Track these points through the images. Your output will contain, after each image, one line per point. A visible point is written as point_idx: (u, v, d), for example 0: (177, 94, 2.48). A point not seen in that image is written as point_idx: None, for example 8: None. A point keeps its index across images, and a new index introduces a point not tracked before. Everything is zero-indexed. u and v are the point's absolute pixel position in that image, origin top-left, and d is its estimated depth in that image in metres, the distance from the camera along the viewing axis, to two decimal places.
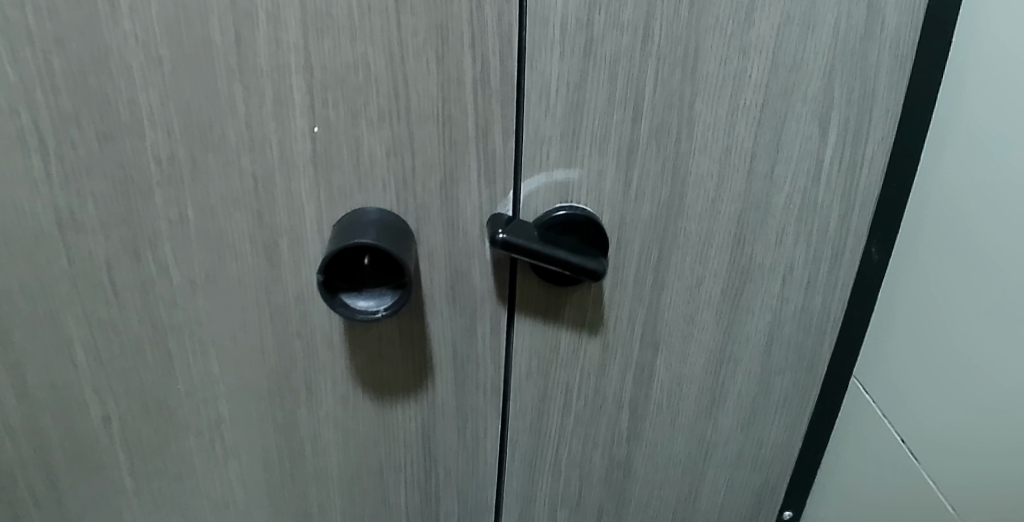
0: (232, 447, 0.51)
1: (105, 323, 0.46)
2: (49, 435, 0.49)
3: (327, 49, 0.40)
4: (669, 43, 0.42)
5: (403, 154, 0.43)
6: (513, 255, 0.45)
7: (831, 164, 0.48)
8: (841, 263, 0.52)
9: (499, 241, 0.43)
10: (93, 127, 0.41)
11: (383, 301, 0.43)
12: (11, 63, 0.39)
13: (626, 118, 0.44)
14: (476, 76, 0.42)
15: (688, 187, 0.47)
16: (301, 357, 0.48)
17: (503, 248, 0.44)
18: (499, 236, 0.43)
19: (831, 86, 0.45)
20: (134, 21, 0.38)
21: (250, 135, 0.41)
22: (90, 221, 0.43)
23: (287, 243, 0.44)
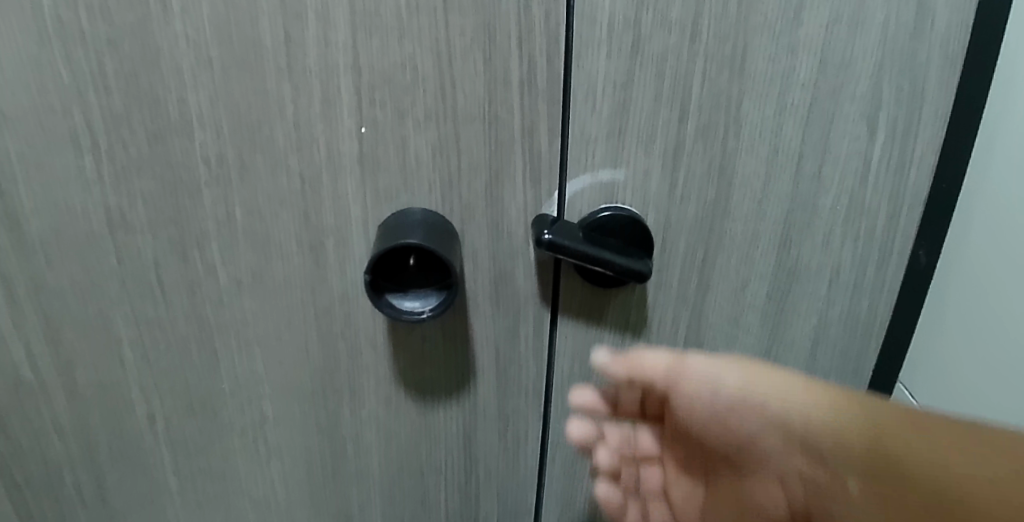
0: (275, 447, 0.51)
1: (152, 322, 0.46)
2: (96, 433, 0.49)
3: (375, 49, 0.40)
4: (717, 41, 0.42)
5: (449, 155, 0.43)
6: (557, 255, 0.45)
7: (879, 165, 0.47)
8: (888, 264, 0.51)
9: (545, 241, 0.43)
10: (144, 128, 0.41)
11: (428, 302, 0.43)
12: (65, 63, 0.39)
13: (673, 118, 0.44)
14: (523, 76, 0.42)
15: (734, 188, 0.46)
16: (344, 358, 0.48)
17: (548, 248, 0.43)
18: (545, 237, 0.43)
19: (879, 85, 0.45)
20: (186, 23, 0.38)
21: (298, 136, 0.42)
22: (139, 222, 0.43)
23: (332, 243, 0.45)
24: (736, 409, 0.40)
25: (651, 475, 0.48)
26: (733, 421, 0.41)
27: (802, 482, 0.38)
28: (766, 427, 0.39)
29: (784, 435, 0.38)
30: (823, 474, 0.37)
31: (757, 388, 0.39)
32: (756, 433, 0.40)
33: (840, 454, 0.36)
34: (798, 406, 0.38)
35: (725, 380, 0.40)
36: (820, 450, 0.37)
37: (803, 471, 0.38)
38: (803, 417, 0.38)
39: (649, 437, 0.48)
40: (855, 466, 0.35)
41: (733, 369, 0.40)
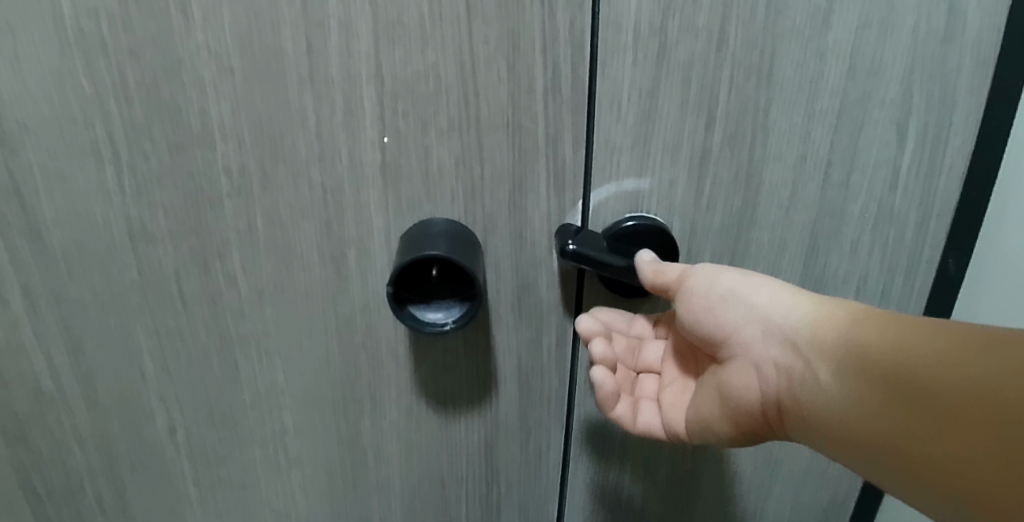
0: (296, 457, 0.51)
1: (173, 333, 0.46)
2: (117, 444, 0.49)
3: (398, 58, 0.39)
4: (744, 47, 0.41)
5: (472, 165, 0.43)
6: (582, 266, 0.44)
7: (909, 172, 0.46)
8: (916, 271, 0.50)
9: (569, 252, 0.43)
10: (166, 138, 0.41)
11: (452, 313, 0.43)
12: (86, 74, 0.39)
13: (699, 125, 0.43)
14: (547, 84, 0.41)
15: (761, 196, 0.46)
16: (365, 369, 0.48)
17: (573, 259, 0.43)
18: (569, 248, 0.43)
19: (909, 92, 0.44)
20: (207, 32, 0.38)
21: (320, 145, 0.41)
22: (161, 233, 0.43)
23: (354, 253, 0.44)
24: (737, 314, 0.39)
25: (648, 378, 0.47)
26: (734, 339, 0.40)
27: (801, 388, 0.37)
28: (767, 331, 0.39)
29: (785, 338, 0.38)
30: (823, 377, 0.36)
31: (764, 303, 0.39)
32: (756, 337, 0.39)
33: (846, 354, 0.36)
34: (809, 323, 0.37)
35: (730, 299, 0.40)
36: (830, 353, 0.36)
37: (802, 376, 0.37)
38: (809, 320, 0.37)
39: (657, 346, 0.47)
40: (866, 367, 0.35)
41: (739, 283, 0.40)
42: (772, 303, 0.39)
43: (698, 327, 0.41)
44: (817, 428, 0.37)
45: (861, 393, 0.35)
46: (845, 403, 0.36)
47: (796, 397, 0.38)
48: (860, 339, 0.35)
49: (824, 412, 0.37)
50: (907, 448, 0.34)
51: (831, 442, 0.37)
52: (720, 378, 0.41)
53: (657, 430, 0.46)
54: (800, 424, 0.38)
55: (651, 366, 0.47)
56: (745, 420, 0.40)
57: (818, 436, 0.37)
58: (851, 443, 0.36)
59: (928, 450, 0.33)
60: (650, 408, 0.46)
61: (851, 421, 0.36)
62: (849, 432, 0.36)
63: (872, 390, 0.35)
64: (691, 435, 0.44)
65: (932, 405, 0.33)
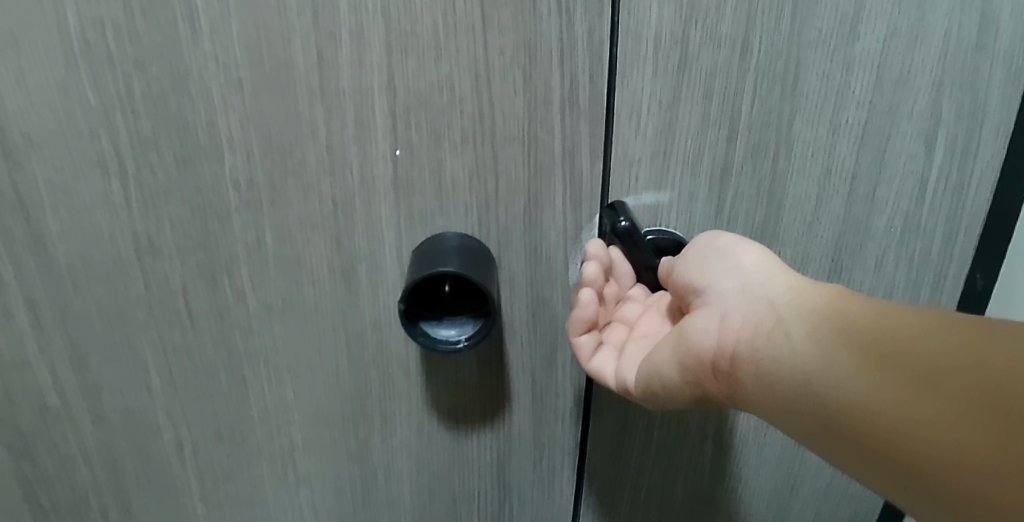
0: (305, 474, 0.50)
1: (179, 348, 0.45)
2: (123, 459, 0.48)
3: (411, 70, 0.38)
4: (769, 58, 0.40)
5: (486, 178, 0.41)
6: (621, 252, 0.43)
7: (937, 186, 0.45)
8: (942, 286, 0.49)
9: (624, 227, 0.41)
10: (173, 152, 0.40)
11: (465, 330, 0.42)
12: (91, 86, 0.38)
13: (721, 137, 0.42)
14: (564, 95, 0.39)
15: (784, 210, 0.44)
16: (376, 385, 0.47)
17: (623, 237, 0.42)
18: (623, 223, 0.41)
19: (938, 102, 0.42)
20: (215, 43, 0.37)
21: (331, 158, 0.40)
22: (167, 247, 0.42)
23: (365, 268, 0.43)
24: (720, 274, 0.36)
25: (616, 328, 0.44)
26: (708, 296, 0.36)
27: (764, 346, 0.33)
28: (744, 291, 0.35)
29: (762, 299, 0.34)
30: (792, 336, 0.32)
31: (748, 267, 0.36)
32: (728, 297, 0.36)
33: (827, 316, 0.32)
34: (796, 292, 0.34)
35: (721, 259, 0.37)
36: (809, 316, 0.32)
37: (770, 333, 0.33)
38: (793, 288, 0.34)
39: (636, 303, 0.44)
40: (845, 330, 0.31)
41: (730, 248, 0.37)
42: (755, 270, 0.36)
43: (681, 285, 0.38)
44: (772, 393, 0.33)
45: (832, 356, 0.31)
46: (812, 364, 0.31)
47: (757, 357, 0.34)
48: (845, 309, 0.32)
49: (784, 374, 0.32)
50: (872, 419, 0.30)
51: (784, 408, 0.33)
52: (677, 336, 0.37)
53: (606, 373, 0.43)
54: (752, 389, 0.34)
55: (624, 319, 0.44)
56: (695, 382, 0.37)
57: (771, 402, 0.33)
58: (808, 409, 0.32)
59: (897, 422, 0.29)
60: (608, 353, 0.43)
61: (813, 384, 0.31)
62: (806, 398, 0.32)
63: (844, 353, 0.31)
64: (638, 394, 0.40)
65: (912, 377, 0.29)
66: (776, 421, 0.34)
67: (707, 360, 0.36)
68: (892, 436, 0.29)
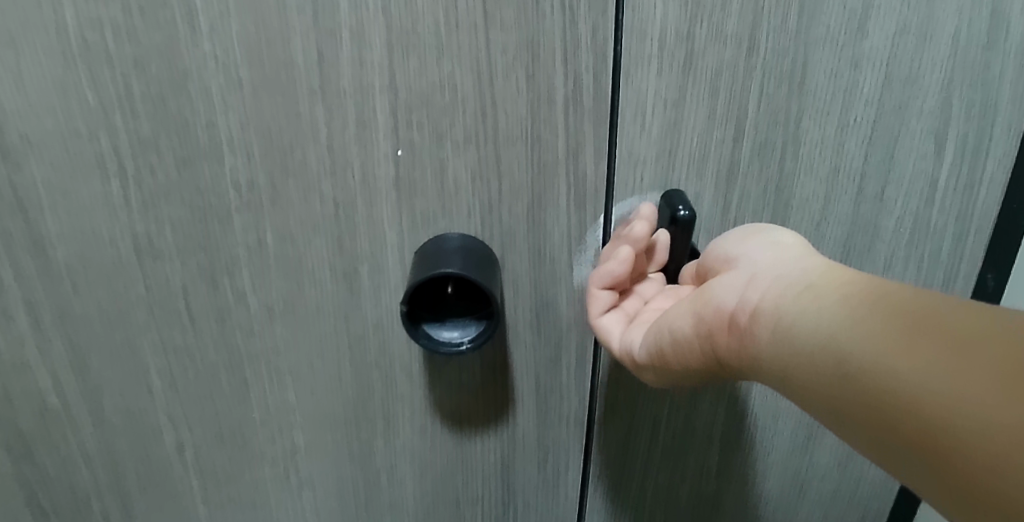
0: (307, 477, 0.49)
1: (180, 350, 0.45)
2: (124, 461, 0.48)
3: (413, 69, 0.38)
4: (776, 56, 0.39)
5: (489, 179, 0.41)
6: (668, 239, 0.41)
7: (947, 185, 0.44)
8: (952, 287, 0.48)
9: (686, 216, 0.40)
10: (173, 153, 0.39)
11: (467, 332, 0.41)
12: (90, 86, 0.38)
13: (727, 137, 0.41)
14: (568, 95, 0.39)
15: (791, 210, 0.44)
16: (378, 387, 0.46)
17: (681, 226, 0.40)
18: (684, 212, 0.40)
19: (949, 101, 0.41)
20: (214, 43, 0.36)
21: (332, 159, 0.40)
22: (168, 248, 0.42)
23: (367, 270, 0.43)
24: (757, 250, 0.36)
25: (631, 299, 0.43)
26: (739, 264, 0.36)
27: (788, 307, 0.32)
28: (776, 263, 0.35)
29: (794, 267, 0.34)
30: (818, 299, 0.31)
31: (786, 246, 0.36)
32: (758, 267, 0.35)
33: (857, 287, 0.31)
34: (830, 268, 0.33)
35: (763, 239, 0.37)
36: (839, 285, 0.32)
37: (796, 295, 0.32)
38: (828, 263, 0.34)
39: (655, 281, 0.43)
40: (875, 294, 0.30)
41: (772, 232, 0.37)
42: (793, 249, 0.35)
43: (715, 256, 0.38)
44: (789, 354, 0.32)
45: (858, 314, 0.30)
46: (835, 322, 0.30)
47: (778, 316, 0.32)
48: (878, 280, 0.31)
49: (805, 333, 0.31)
50: (893, 375, 0.28)
51: (800, 371, 0.31)
52: (697, 299, 0.36)
53: (613, 333, 0.42)
54: (770, 353, 0.33)
55: (640, 292, 0.43)
56: (709, 345, 0.36)
57: (788, 365, 0.32)
58: (826, 370, 0.30)
59: (918, 378, 0.27)
60: (618, 317, 0.42)
61: (834, 342, 0.30)
62: (821, 358, 0.30)
63: (871, 313, 0.29)
64: (645, 356, 0.39)
65: (941, 337, 0.27)
66: (792, 387, 0.32)
67: (727, 321, 0.35)
68: (911, 394, 0.27)
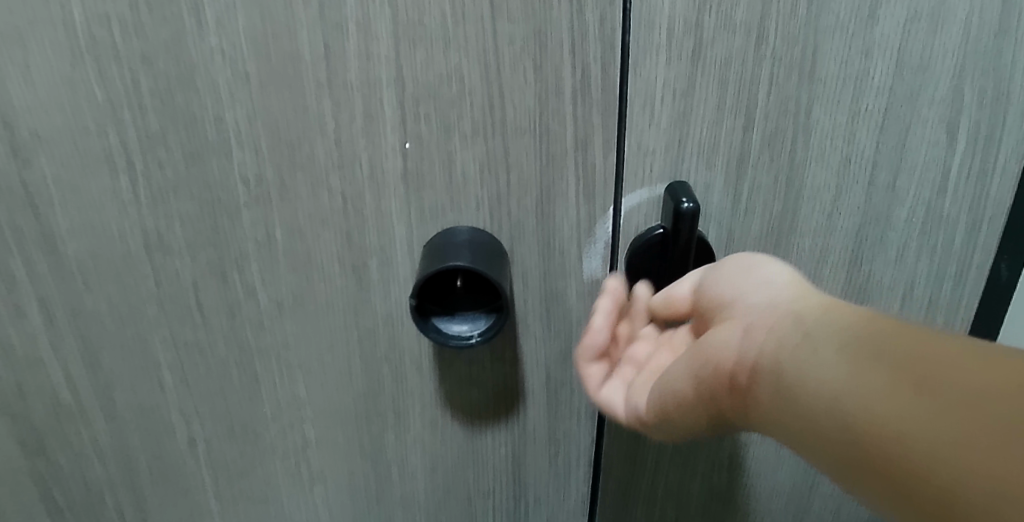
0: (318, 471, 0.49)
1: (191, 345, 0.45)
2: (137, 457, 0.48)
3: (420, 61, 0.37)
4: (786, 45, 0.39)
5: (497, 172, 0.41)
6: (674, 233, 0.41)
7: (959, 174, 0.44)
8: (966, 278, 0.47)
9: (689, 207, 0.39)
10: (181, 148, 0.39)
11: (477, 325, 0.41)
12: (98, 82, 0.38)
13: (736, 127, 0.41)
14: (576, 85, 0.39)
15: (802, 201, 0.43)
16: (389, 382, 0.46)
17: (686, 218, 0.40)
18: (687, 204, 0.39)
19: (960, 88, 0.41)
20: (221, 37, 0.36)
21: (339, 152, 0.40)
22: (177, 244, 0.42)
23: (376, 263, 0.43)
24: (753, 291, 0.36)
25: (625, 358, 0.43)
26: (736, 308, 0.36)
27: (787, 360, 0.32)
28: (770, 304, 0.34)
29: (788, 312, 0.33)
30: (813, 347, 0.31)
31: (779, 284, 0.35)
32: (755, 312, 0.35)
33: (850, 332, 0.31)
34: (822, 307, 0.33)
35: (760, 274, 0.36)
36: (833, 329, 0.31)
37: (796, 345, 0.32)
38: (825, 305, 0.33)
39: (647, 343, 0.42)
40: (870, 347, 0.30)
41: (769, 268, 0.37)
42: (788, 287, 0.35)
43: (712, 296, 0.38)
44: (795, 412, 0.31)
45: (855, 372, 0.30)
46: (835, 380, 0.30)
47: (779, 370, 0.32)
48: (876, 325, 0.31)
49: (807, 390, 0.31)
50: (896, 433, 0.28)
51: (803, 430, 0.31)
52: (695, 350, 0.36)
53: (614, 400, 0.41)
54: (776, 408, 0.33)
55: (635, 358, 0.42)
56: (710, 397, 0.35)
57: (794, 423, 0.32)
58: (831, 431, 0.30)
59: (922, 439, 0.27)
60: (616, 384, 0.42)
61: (837, 402, 0.30)
62: (822, 413, 0.30)
63: (869, 369, 0.29)
64: (649, 415, 0.39)
65: (941, 394, 0.27)
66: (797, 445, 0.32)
67: (728, 375, 0.34)
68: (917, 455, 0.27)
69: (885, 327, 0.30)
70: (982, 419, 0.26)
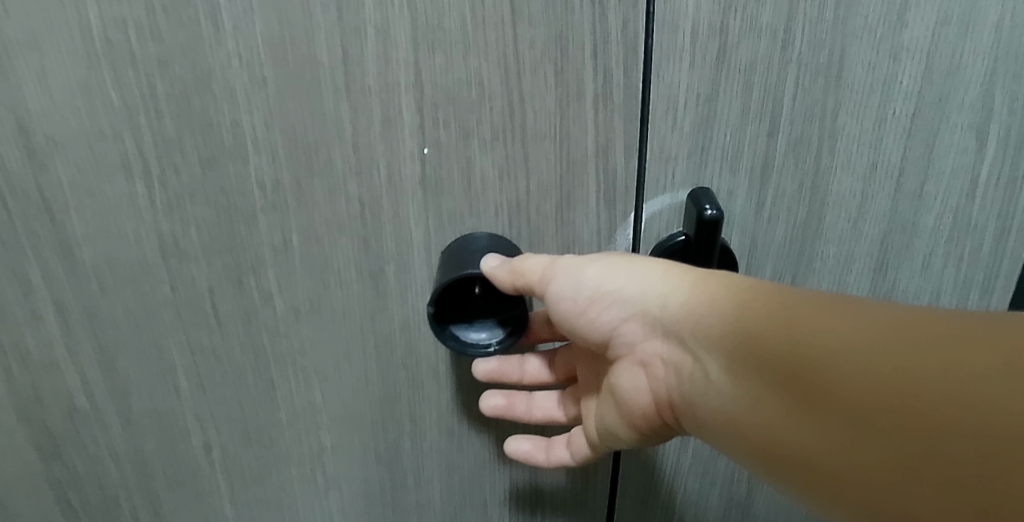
0: (334, 477, 0.49)
1: (207, 350, 0.44)
2: (152, 461, 0.48)
3: (439, 65, 0.37)
4: (812, 48, 0.38)
5: (515, 177, 0.40)
6: (695, 239, 0.40)
7: (989, 181, 0.42)
8: (994, 285, 0.47)
9: (710, 215, 0.38)
10: (197, 152, 0.39)
11: (495, 333, 0.41)
12: (114, 86, 0.37)
13: (761, 133, 0.40)
14: (597, 89, 0.38)
15: (827, 209, 0.43)
16: (405, 387, 0.46)
17: (706, 226, 0.39)
18: (707, 212, 0.39)
19: (990, 93, 0.40)
20: (238, 41, 0.36)
21: (357, 158, 0.39)
22: (193, 249, 0.42)
23: (393, 269, 0.42)
24: (608, 302, 0.38)
25: (564, 400, 0.45)
26: (626, 328, 0.38)
27: (700, 383, 0.35)
28: (653, 319, 0.37)
29: (673, 330, 0.36)
30: (714, 373, 0.34)
31: (636, 284, 0.37)
32: (644, 327, 0.37)
33: (733, 350, 0.33)
34: (695, 315, 0.35)
35: (571, 292, 0.38)
36: (719, 347, 0.34)
37: (700, 371, 0.35)
38: (687, 304, 0.35)
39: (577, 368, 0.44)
40: (756, 369, 0.32)
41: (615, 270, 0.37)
42: (651, 294, 0.36)
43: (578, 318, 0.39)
44: (724, 426, 0.34)
45: (758, 400, 0.33)
46: (745, 409, 0.33)
47: (695, 394, 0.35)
48: (741, 324, 0.33)
49: (724, 411, 0.34)
50: (810, 450, 0.31)
51: (734, 448, 0.34)
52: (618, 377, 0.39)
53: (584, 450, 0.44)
54: (707, 422, 0.35)
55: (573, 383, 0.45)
56: (654, 409, 0.39)
57: (724, 438, 0.35)
58: (758, 447, 0.33)
59: (830, 458, 0.30)
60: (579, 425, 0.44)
61: (754, 428, 0.33)
62: (745, 435, 0.33)
63: (767, 394, 0.32)
64: (601, 436, 0.42)
65: (825, 399, 0.30)
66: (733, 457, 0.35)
67: (664, 396, 0.38)
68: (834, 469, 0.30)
69: (750, 326, 0.33)
70: (872, 426, 0.28)
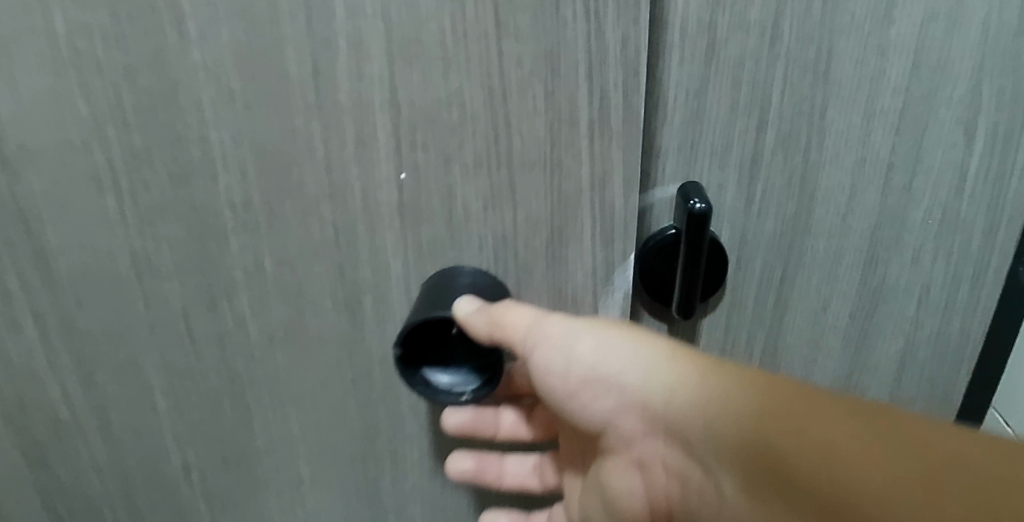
0: (313, 507, 0.49)
1: (183, 372, 0.43)
2: (127, 486, 0.47)
3: (416, 82, 0.36)
4: (800, 45, 0.37)
5: (502, 210, 0.39)
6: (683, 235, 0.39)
7: (975, 177, 0.42)
8: (985, 282, 0.46)
9: (699, 208, 0.37)
10: (167, 169, 0.38)
11: (467, 381, 0.41)
12: (82, 98, 0.35)
13: (749, 128, 0.39)
14: (593, 112, 0.36)
15: (815, 203, 0.42)
16: (384, 424, 0.45)
17: (694, 220, 0.38)
18: (696, 205, 0.38)
19: (977, 87, 0.39)
20: (203, 52, 0.35)
21: (330, 179, 0.38)
22: (165, 267, 0.40)
23: (370, 300, 0.41)
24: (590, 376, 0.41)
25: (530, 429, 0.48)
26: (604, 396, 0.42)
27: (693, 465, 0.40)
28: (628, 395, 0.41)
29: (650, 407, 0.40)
30: (702, 455, 0.39)
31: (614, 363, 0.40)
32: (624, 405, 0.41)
33: (715, 438, 0.38)
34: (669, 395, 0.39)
35: (553, 359, 0.41)
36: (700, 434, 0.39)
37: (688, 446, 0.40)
38: (663, 384, 0.39)
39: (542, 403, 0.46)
40: (743, 456, 0.37)
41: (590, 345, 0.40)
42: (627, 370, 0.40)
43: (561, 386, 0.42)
44: (722, 505, 0.40)
45: (749, 488, 0.38)
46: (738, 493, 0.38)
47: (680, 464, 0.41)
48: (717, 412, 0.38)
49: (719, 493, 0.40)
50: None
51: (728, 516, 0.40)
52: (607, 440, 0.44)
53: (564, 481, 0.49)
54: (702, 496, 0.41)
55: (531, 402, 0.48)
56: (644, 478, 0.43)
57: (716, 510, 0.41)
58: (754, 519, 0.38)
59: None
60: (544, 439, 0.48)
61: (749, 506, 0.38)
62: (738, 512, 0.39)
63: (756, 482, 0.37)
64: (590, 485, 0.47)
65: (807, 485, 0.35)
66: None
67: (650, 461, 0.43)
68: None
69: (741, 425, 0.37)
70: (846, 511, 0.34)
